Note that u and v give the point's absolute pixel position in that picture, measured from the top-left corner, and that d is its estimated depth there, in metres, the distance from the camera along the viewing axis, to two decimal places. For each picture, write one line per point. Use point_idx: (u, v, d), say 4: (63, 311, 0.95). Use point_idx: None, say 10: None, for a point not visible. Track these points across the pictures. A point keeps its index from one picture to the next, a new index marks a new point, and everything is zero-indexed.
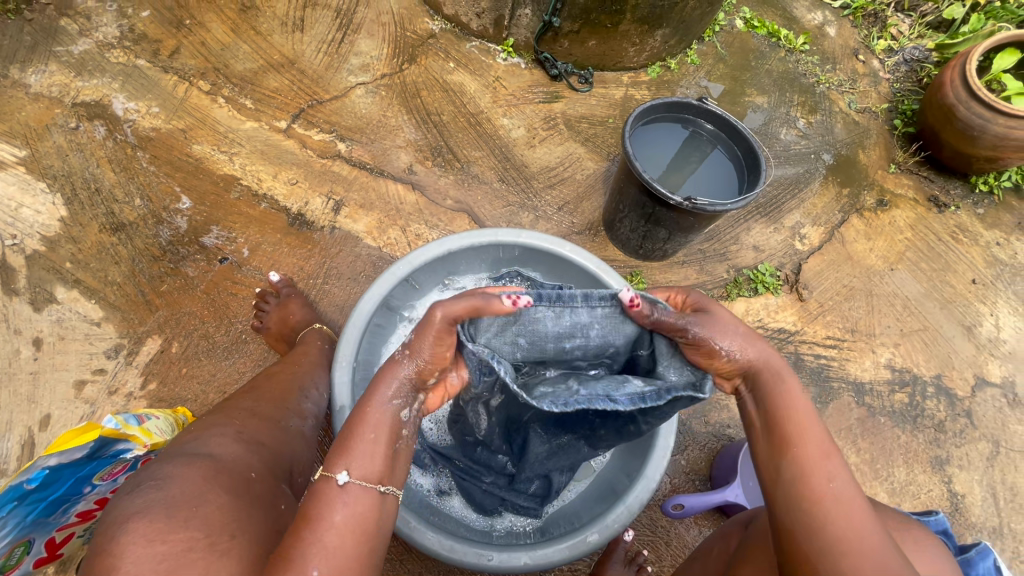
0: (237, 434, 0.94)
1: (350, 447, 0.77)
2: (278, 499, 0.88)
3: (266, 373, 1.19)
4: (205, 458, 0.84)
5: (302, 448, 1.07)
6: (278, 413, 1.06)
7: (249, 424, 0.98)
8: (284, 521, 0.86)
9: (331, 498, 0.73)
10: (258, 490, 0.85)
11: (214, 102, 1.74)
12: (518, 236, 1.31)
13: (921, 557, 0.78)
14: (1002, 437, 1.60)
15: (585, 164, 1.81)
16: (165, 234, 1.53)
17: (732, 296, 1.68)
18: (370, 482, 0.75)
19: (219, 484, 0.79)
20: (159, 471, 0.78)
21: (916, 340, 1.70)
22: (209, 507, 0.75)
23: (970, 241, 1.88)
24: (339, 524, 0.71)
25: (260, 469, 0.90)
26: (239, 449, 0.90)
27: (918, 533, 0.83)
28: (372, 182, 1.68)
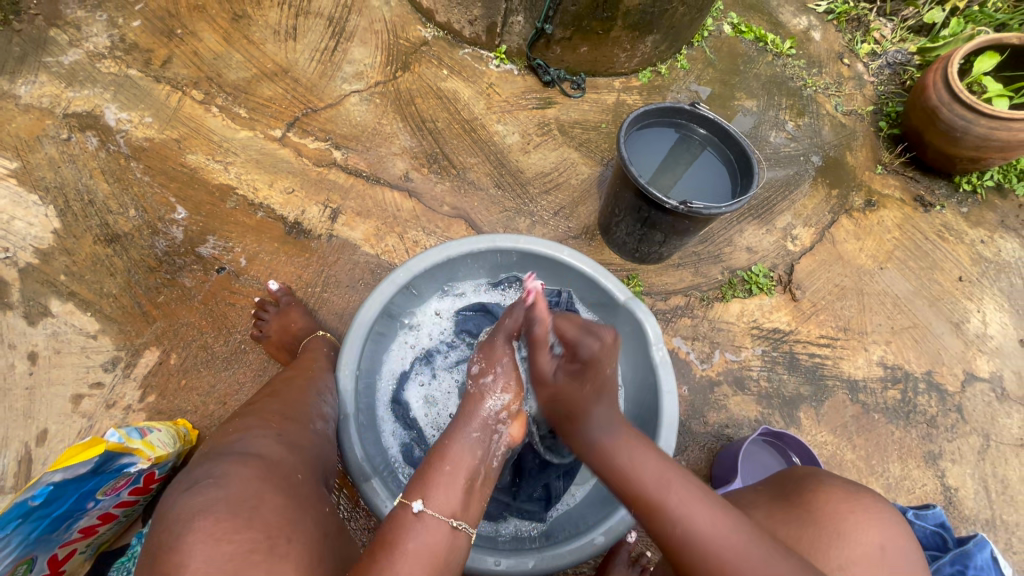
0: (277, 436, 0.93)
1: (431, 477, 0.82)
2: (322, 502, 0.87)
3: (281, 378, 1.18)
4: (256, 458, 0.83)
5: (330, 450, 1.05)
6: (307, 416, 1.05)
7: (286, 427, 0.97)
8: (331, 525, 0.84)
9: (408, 525, 0.76)
10: (303, 492, 0.83)
11: (207, 111, 1.74)
12: (516, 242, 1.32)
13: (866, 525, 0.79)
14: (991, 430, 1.63)
15: (579, 169, 1.83)
16: (161, 244, 1.52)
17: (727, 297, 1.70)
18: (444, 514, 0.78)
19: (271, 485, 0.78)
20: (214, 470, 0.76)
21: (907, 337, 1.74)
22: (268, 507, 0.73)
23: (955, 240, 1.93)
24: (411, 550, 0.73)
25: (303, 471, 0.88)
26: (281, 450, 0.89)
27: (869, 500, 0.83)
28: (369, 190, 1.69)
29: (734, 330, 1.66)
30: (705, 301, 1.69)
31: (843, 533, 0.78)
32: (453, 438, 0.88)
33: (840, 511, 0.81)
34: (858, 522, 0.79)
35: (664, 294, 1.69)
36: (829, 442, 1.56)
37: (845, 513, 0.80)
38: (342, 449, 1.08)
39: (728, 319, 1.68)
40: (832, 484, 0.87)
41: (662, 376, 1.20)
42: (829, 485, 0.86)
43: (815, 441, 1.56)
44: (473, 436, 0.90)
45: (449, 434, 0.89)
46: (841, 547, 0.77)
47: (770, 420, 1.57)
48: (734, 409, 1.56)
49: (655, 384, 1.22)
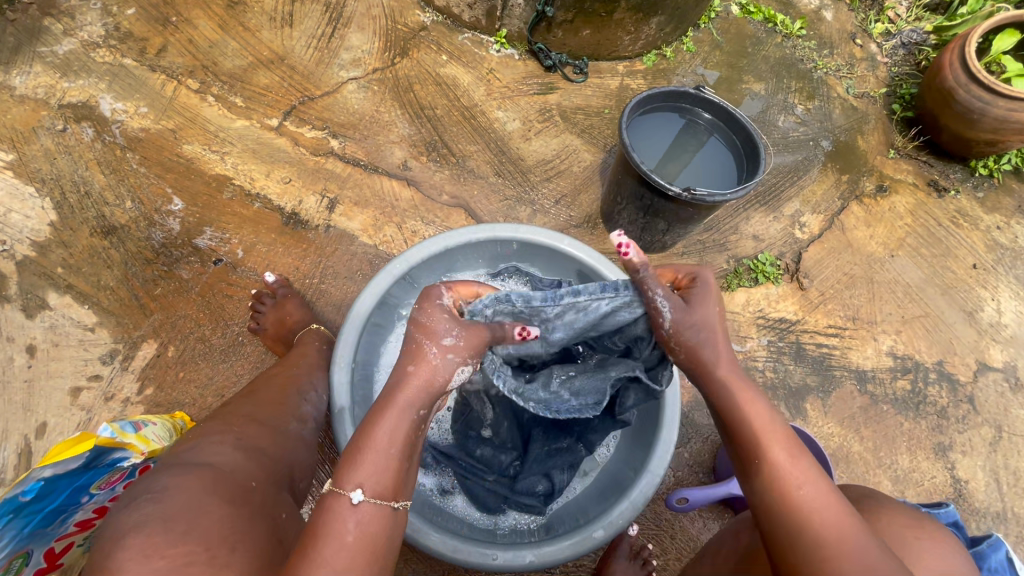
0: (236, 441, 0.92)
1: (365, 460, 0.75)
2: (278, 508, 0.87)
3: (263, 376, 1.18)
4: (206, 467, 0.83)
5: (302, 452, 1.05)
6: (278, 417, 1.05)
7: (247, 430, 0.97)
8: (286, 532, 0.85)
9: (345, 518, 0.72)
10: (257, 499, 0.84)
11: (203, 100, 1.71)
12: (516, 231, 1.29)
13: (933, 552, 0.76)
14: (1004, 422, 1.60)
15: (581, 156, 1.79)
16: (157, 236, 1.50)
17: (732, 286, 1.67)
18: (384, 499, 0.74)
19: (217, 495, 0.78)
20: (158, 483, 0.76)
21: (918, 326, 1.70)
22: (210, 518, 0.74)
23: (970, 226, 1.87)
24: (352, 543, 0.71)
25: (260, 477, 0.88)
26: (238, 456, 0.89)
27: (931, 527, 0.81)
28: (366, 179, 1.66)
29: (739, 320, 1.63)
30: None
31: (909, 557, 0.75)
32: (389, 409, 0.77)
33: (905, 535, 0.78)
34: (922, 549, 0.76)
35: None
36: (835, 434, 1.53)
37: (912, 538, 0.77)
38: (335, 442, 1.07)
39: (733, 309, 1.64)
40: (896, 507, 0.84)
41: None
42: (893, 509, 0.83)
43: (821, 433, 1.53)
44: (418, 414, 0.78)
45: (384, 409, 0.77)
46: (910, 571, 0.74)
47: (775, 411, 1.54)
48: None
49: None
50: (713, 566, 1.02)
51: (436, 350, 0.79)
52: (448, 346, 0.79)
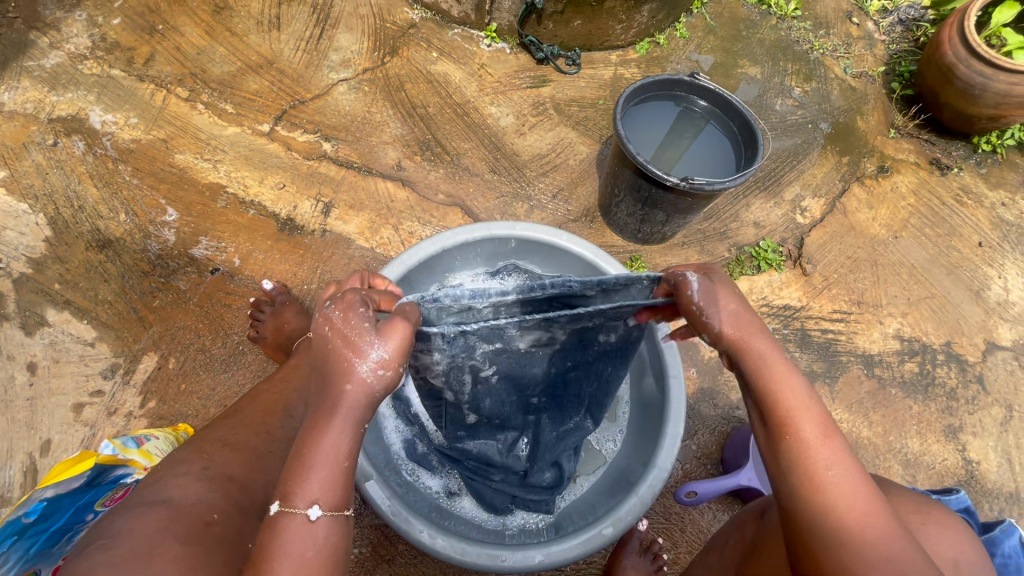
0: (202, 471, 0.90)
1: (311, 477, 0.72)
2: (245, 538, 0.84)
3: (249, 396, 1.17)
4: (164, 505, 0.81)
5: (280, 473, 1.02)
6: (252, 440, 1.03)
7: (218, 458, 0.95)
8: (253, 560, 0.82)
9: (299, 538, 0.69)
10: (221, 531, 0.81)
11: (193, 108, 1.70)
12: (513, 229, 1.28)
13: (941, 537, 0.76)
14: (1015, 401, 1.58)
15: (577, 149, 1.77)
16: (153, 248, 1.50)
17: (735, 275, 1.65)
18: (338, 510, 0.72)
19: (174, 533, 0.76)
20: (111, 527, 0.75)
21: (925, 307, 1.68)
22: (162, 559, 0.71)
23: (975, 203, 1.84)
24: (312, 558, 0.70)
25: (224, 509, 0.86)
26: (202, 489, 0.87)
27: (938, 511, 0.80)
28: (361, 181, 1.65)
29: None
30: None
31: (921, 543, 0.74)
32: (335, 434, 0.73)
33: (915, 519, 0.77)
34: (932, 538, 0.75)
35: None
36: (844, 420, 1.52)
37: (920, 525, 0.77)
38: None
39: None
40: (902, 494, 0.83)
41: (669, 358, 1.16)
42: (899, 496, 0.82)
43: None
44: (364, 425, 0.76)
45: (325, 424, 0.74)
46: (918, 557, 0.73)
47: None
48: None
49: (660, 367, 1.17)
50: (719, 564, 1.02)
51: (367, 368, 0.74)
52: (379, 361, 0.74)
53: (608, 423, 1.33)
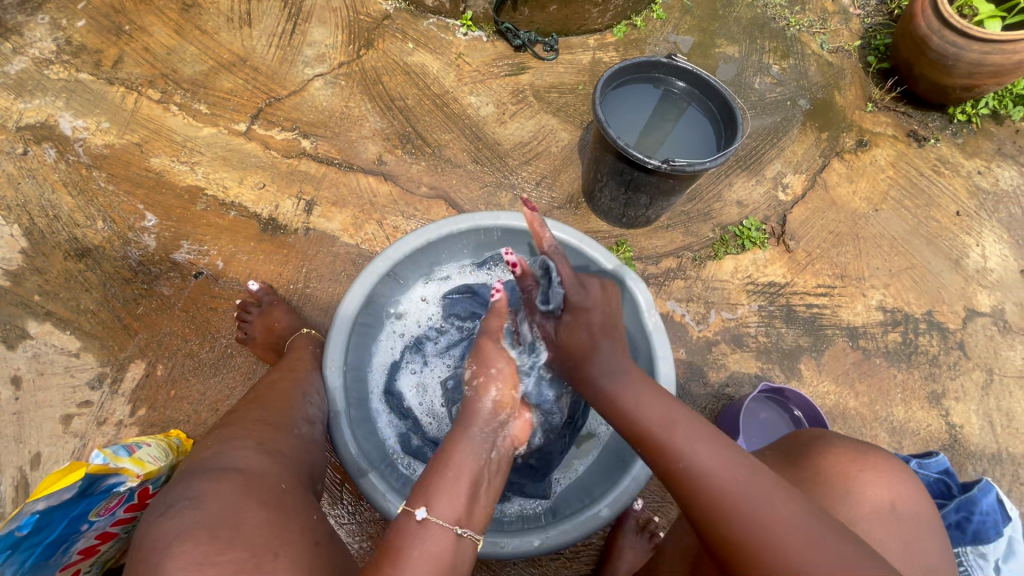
0: (258, 446, 0.86)
1: (432, 485, 0.80)
2: (313, 507, 0.79)
3: (265, 384, 1.12)
4: (236, 472, 0.75)
5: (317, 456, 0.99)
6: (289, 421, 1.00)
7: (268, 437, 0.91)
8: (324, 530, 0.77)
9: (412, 532, 0.75)
10: (293, 499, 0.77)
11: (166, 110, 1.67)
12: (497, 218, 1.27)
13: (876, 483, 0.77)
14: (994, 364, 1.62)
15: (559, 136, 1.76)
16: (134, 254, 1.47)
17: (719, 255, 1.66)
18: (448, 522, 0.77)
19: (254, 498, 0.70)
20: (191, 489, 0.69)
21: (906, 278, 1.71)
22: (250, 522, 0.66)
23: (952, 173, 1.87)
24: (416, 557, 0.73)
25: (288, 479, 0.81)
26: (263, 459, 0.82)
27: (877, 457, 0.80)
28: (342, 177, 1.63)
29: (728, 288, 1.62)
30: (698, 261, 1.64)
31: (852, 492, 0.76)
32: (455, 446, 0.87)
33: (847, 468, 0.78)
34: (867, 483, 0.77)
35: (655, 258, 1.64)
36: (831, 392, 1.55)
37: (854, 472, 0.78)
38: (336, 446, 1.05)
39: (722, 277, 1.64)
40: (841, 443, 0.83)
41: (657, 343, 1.20)
42: (838, 445, 0.83)
43: (818, 392, 1.54)
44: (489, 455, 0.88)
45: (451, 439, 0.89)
46: (851, 505, 0.75)
47: (771, 374, 1.55)
48: (734, 367, 1.54)
49: (649, 351, 1.21)
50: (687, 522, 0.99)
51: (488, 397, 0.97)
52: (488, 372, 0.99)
53: None
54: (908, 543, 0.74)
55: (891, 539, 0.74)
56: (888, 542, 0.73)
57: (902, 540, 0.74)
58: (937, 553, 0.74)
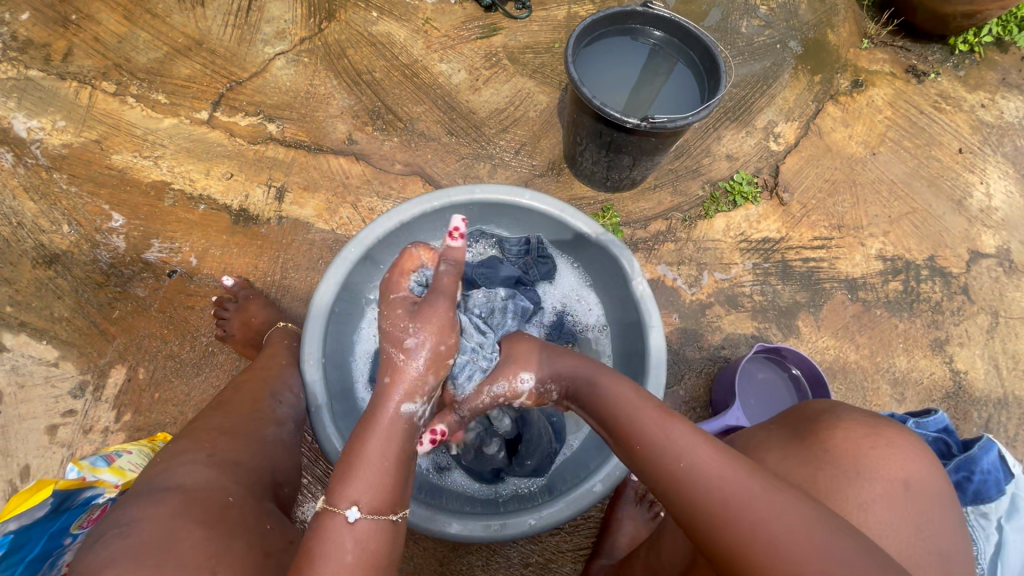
0: (208, 458, 0.86)
1: (357, 479, 0.75)
2: (263, 518, 0.82)
3: (232, 386, 1.10)
4: (176, 491, 0.77)
5: (282, 455, 0.99)
6: (253, 425, 0.99)
7: (221, 444, 0.91)
8: (273, 542, 0.80)
9: (341, 535, 0.70)
10: (238, 514, 0.79)
11: (123, 103, 1.59)
12: (471, 193, 1.22)
13: (889, 460, 0.71)
14: (1000, 307, 1.57)
15: (537, 99, 1.67)
16: (104, 257, 1.43)
17: (711, 213, 1.58)
18: (382, 513, 0.73)
19: (191, 518, 0.73)
20: (125, 516, 0.72)
21: (906, 223, 1.64)
22: (185, 546, 0.69)
23: (954, 108, 1.77)
24: (353, 561, 0.69)
25: (238, 491, 0.82)
26: (212, 473, 0.83)
27: (889, 431, 0.75)
28: (312, 161, 1.56)
29: (721, 247, 1.56)
30: (688, 222, 1.57)
31: (863, 472, 0.71)
32: (375, 425, 0.81)
33: (860, 448, 0.73)
34: (879, 461, 0.71)
35: (644, 221, 1.57)
36: (831, 347, 1.49)
37: (864, 449, 0.72)
38: (320, 441, 1.04)
39: (714, 236, 1.57)
40: (852, 418, 0.78)
41: (646, 310, 1.16)
42: (849, 419, 0.77)
43: (817, 347, 1.49)
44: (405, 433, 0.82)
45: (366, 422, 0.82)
46: (864, 485, 0.70)
47: (768, 333, 1.49)
48: (729, 329, 1.48)
49: (638, 319, 1.17)
50: None
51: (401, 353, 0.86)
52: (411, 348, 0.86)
53: None
54: (919, 525, 0.69)
55: (902, 524, 0.68)
56: (899, 526, 0.68)
57: (912, 524, 0.69)
58: (948, 536, 0.69)
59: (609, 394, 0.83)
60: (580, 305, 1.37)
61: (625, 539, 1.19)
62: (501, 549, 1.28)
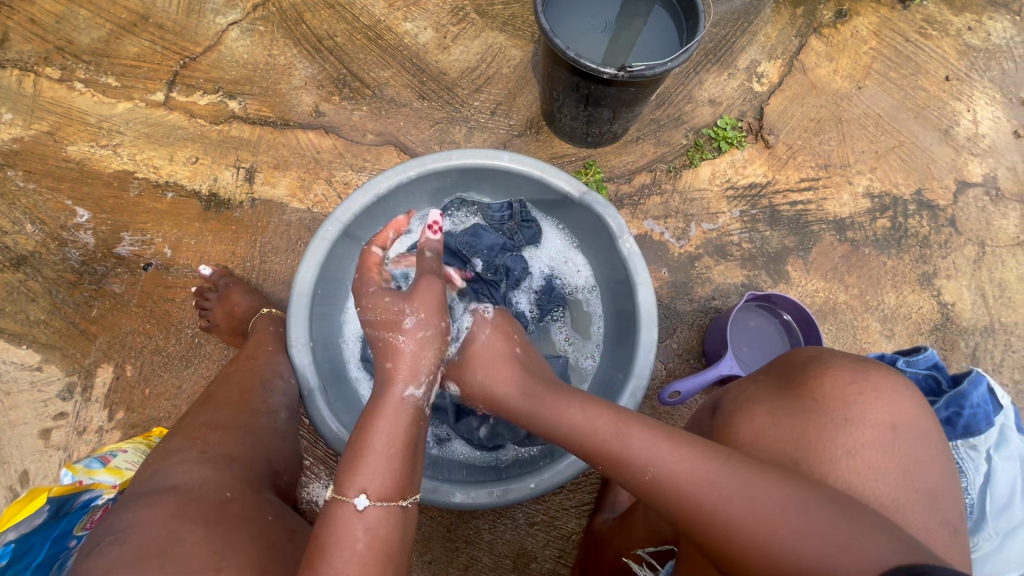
0: (202, 454, 0.86)
1: (364, 465, 0.74)
2: (263, 510, 0.82)
3: (218, 380, 1.09)
4: (170, 492, 0.77)
5: (278, 445, 0.99)
6: (247, 416, 0.98)
7: (214, 439, 0.90)
8: (276, 532, 0.80)
9: (351, 522, 0.70)
10: (238, 508, 0.79)
11: (71, 89, 1.50)
12: (449, 158, 1.17)
13: (875, 405, 0.72)
14: (987, 237, 1.56)
15: (509, 54, 1.59)
16: (73, 255, 1.38)
17: (696, 162, 1.54)
18: (392, 499, 0.73)
19: (190, 517, 0.73)
20: (118, 523, 0.72)
21: (893, 157, 1.61)
22: (185, 544, 0.69)
23: (940, 33, 1.71)
24: (363, 549, 0.69)
25: (235, 486, 0.82)
26: (207, 470, 0.82)
27: (877, 374, 0.76)
28: (280, 137, 1.50)
29: (708, 195, 1.53)
30: (673, 172, 1.53)
31: (852, 419, 0.72)
32: (381, 413, 0.80)
33: (848, 395, 0.74)
34: (865, 407, 0.72)
35: (628, 175, 1.53)
36: (821, 290, 1.49)
37: (852, 397, 0.73)
38: (315, 423, 1.03)
39: (700, 185, 1.53)
40: (841, 365, 0.78)
41: (634, 267, 1.14)
42: (837, 366, 0.78)
43: (807, 291, 1.48)
44: (418, 420, 0.82)
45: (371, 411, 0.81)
46: (851, 433, 0.71)
47: (758, 281, 1.48)
48: (719, 279, 1.47)
49: (628, 277, 1.16)
50: None
51: (404, 337, 0.86)
52: (413, 328, 0.86)
53: (585, 339, 1.32)
54: (907, 465, 0.70)
55: (893, 466, 0.70)
56: (888, 471, 0.69)
57: (901, 465, 0.70)
58: (936, 475, 0.71)
59: (555, 406, 0.85)
60: (568, 267, 1.35)
61: (626, 493, 1.18)
62: (507, 511, 1.31)
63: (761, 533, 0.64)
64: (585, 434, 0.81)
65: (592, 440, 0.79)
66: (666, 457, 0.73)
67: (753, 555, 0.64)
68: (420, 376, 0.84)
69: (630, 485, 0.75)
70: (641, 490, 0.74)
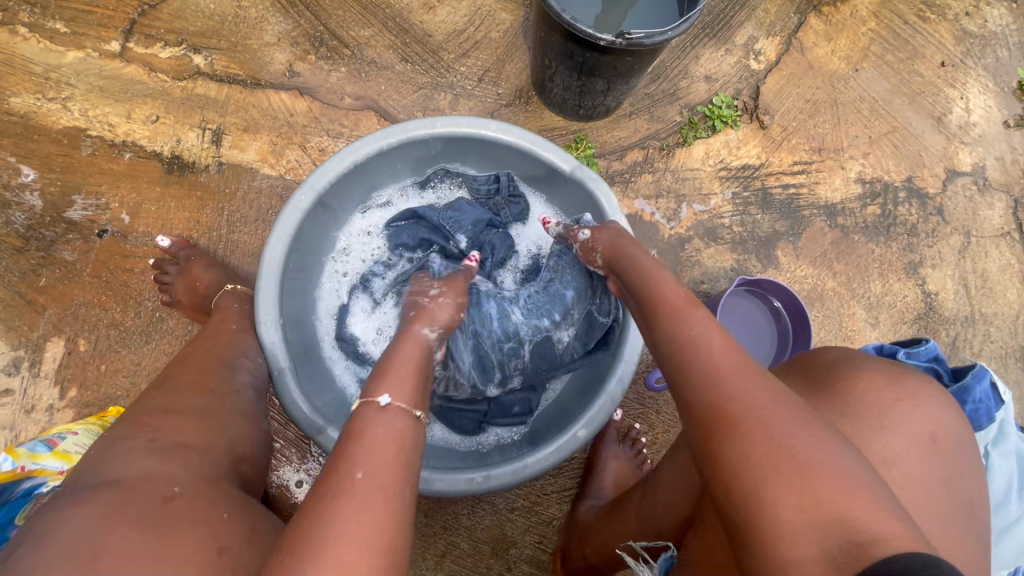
0: (147, 443, 0.78)
1: (388, 374, 0.76)
2: (217, 503, 0.75)
3: (175, 361, 1.00)
4: (103, 489, 0.70)
5: (240, 430, 0.91)
6: (205, 398, 0.91)
7: (163, 425, 0.83)
8: (234, 528, 0.73)
9: (375, 415, 0.69)
10: (186, 503, 0.72)
11: (14, 34, 1.36)
12: (433, 126, 1.12)
13: (913, 413, 0.71)
14: (973, 227, 1.56)
15: (499, 17, 1.49)
16: (18, 218, 1.27)
17: (689, 140, 1.49)
18: (411, 403, 0.72)
19: (124, 519, 0.66)
20: (45, 526, 0.65)
21: (886, 143, 1.59)
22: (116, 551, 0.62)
23: (937, 17, 1.68)
24: (383, 441, 0.66)
25: (183, 479, 0.75)
26: (150, 462, 0.75)
27: (912, 383, 0.74)
28: (250, 97, 1.39)
29: (701, 176, 1.48)
30: (666, 150, 1.48)
31: (888, 425, 0.69)
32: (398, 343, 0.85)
33: (885, 400, 0.71)
34: (903, 415, 0.70)
35: (619, 152, 1.47)
36: (809, 276, 1.47)
37: (891, 403, 0.71)
38: (284, 405, 0.97)
39: (694, 164, 1.48)
40: (872, 368, 0.75)
41: None
42: (869, 369, 0.75)
43: (796, 277, 1.46)
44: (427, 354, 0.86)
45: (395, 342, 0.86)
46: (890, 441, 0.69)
47: (748, 266, 1.45)
48: (709, 263, 1.43)
49: None
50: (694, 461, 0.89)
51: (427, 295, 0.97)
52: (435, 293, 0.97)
53: None
54: (945, 478, 0.70)
55: (928, 477, 0.69)
56: (924, 481, 0.68)
57: (937, 477, 0.69)
58: (966, 486, 0.71)
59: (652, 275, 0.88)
60: None
61: (610, 479, 1.20)
62: (487, 497, 1.28)
63: (752, 409, 0.60)
64: (659, 298, 0.83)
65: (660, 304, 0.82)
66: (711, 329, 0.73)
67: (737, 424, 0.60)
68: (436, 322, 0.92)
69: (667, 338, 0.76)
70: (673, 341, 0.75)
